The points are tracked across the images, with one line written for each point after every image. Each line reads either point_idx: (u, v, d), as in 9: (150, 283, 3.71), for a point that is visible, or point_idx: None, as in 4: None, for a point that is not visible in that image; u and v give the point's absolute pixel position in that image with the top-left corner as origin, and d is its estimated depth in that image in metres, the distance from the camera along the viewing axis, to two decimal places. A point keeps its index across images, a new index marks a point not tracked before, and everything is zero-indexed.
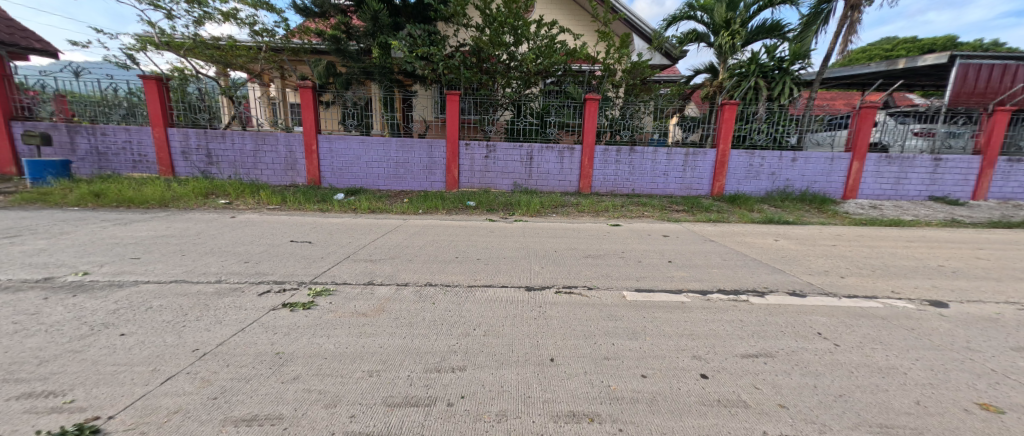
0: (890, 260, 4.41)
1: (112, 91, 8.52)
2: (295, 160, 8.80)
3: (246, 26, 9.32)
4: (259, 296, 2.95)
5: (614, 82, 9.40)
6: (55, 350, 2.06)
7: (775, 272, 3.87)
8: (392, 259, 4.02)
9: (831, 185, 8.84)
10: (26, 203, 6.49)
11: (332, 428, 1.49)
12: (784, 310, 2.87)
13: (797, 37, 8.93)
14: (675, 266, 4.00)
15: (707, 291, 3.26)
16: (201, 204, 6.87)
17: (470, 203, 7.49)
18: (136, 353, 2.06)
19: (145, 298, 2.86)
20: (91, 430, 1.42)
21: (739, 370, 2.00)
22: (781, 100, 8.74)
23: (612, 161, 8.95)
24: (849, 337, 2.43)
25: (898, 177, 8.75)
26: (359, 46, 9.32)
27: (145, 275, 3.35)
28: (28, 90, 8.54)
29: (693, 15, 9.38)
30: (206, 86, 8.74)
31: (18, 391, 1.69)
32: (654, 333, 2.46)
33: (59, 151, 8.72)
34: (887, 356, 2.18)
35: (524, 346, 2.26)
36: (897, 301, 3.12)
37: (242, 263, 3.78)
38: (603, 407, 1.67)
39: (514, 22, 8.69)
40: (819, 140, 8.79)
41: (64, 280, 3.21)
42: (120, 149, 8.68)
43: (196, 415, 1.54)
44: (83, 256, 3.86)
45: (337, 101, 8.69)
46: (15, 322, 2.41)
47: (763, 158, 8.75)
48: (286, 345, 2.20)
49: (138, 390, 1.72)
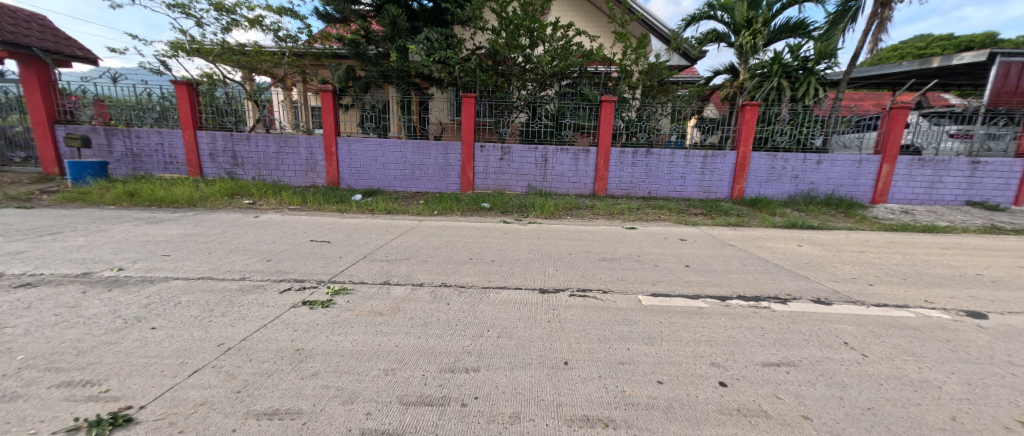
0: (922, 267, 4.22)
1: (147, 96, 8.93)
2: (315, 162, 9.05)
3: (271, 32, 9.66)
4: (280, 293, 3.05)
5: (631, 83, 9.30)
6: (93, 341, 2.18)
7: (798, 278, 3.76)
8: (408, 259, 4.08)
9: (858, 189, 8.50)
10: (67, 201, 6.87)
11: (349, 425, 1.52)
12: (807, 318, 2.78)
13: (822, 36, 8.65)
14: (691, 271, 3.91)
15: (726, 297, 3.19)
16: (227, 204, 7.12)
17: (485, 205, 7.57)
18: (166, 346, 2.15)
19: (174, 293, 2.99)
20: (124, 419, 1.50)
21: (760, 379, 1.95)
22: (805, 101, 8.49)
23: (628, 163, 8.85)
24: (879, 348, 2.32)
25: (931, 180, 8.35)
26: (377, 50, 9.50)
27: (175, 272, 3.50)
28: (69, 95, 9.01)
29: (713, 14, 9.17)
30: (233, 91, 9.04)
31: (58, 380, 1.79)
32: (671, 338, 2.43)
33: (97, 152, 9.19)
34: (919, 368, 2.09)
35: (538, 348, 2.26)
36: (930, 311, 2.97)
37: (264, 261, 3.91)
38: (617, 412, 1.65)
39: (529, 24, 8.68)
40: (846, 142, 8.48)
41: (101, 275, 3.38)
42: (152, 150, 9.09)
43: (220, 407, 1.60)
44: (118, 252, 4.06)
45: (356, 104, 8.93)
46: (56, 313, 2.56)
47: (785, 161, 8.50)
48: (305, 342, 2.26)
49: (167, 381, 1.80)
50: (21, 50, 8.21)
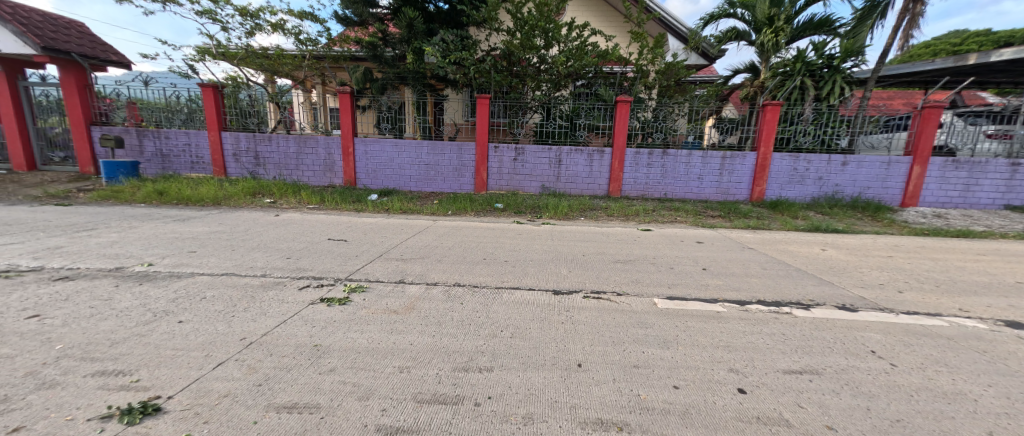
0: (957, 274, 4.02)
1: (175, 98, 9.28)
2: (333, 162, 9.24)
3: (292, 35, 9.93)
4: (299, 290, 3.13)
5: (647, 83, 9.18)
6: (125, 333, 2.28)
7: (822, 283, 3.63)
8: (423, 258, 4.13)
9: (886, 191, 8.17)
10: (101, 199, 7.21)
11: (365, 421, 1.54)
12: (831, 325, 2.69)
13: (849, 32, 8.35)
14: (709, 274, 3.83)
15: (745, 302, 3.11)
16: (249, 202, 7.33)
17: (498, 205, 7.58)
18: (192, 339, 2.23)
19: (199, 288, 3.10)
20: (153, 408, 1.56)
21: (782, 387, 1.89)
22: (830, 100, 8.22)
23: (643, 164, 8.73)
24: (909, 357, 2.23)
25: (966, 183, 7.96)
26: (394, 52, 9.64)
27: (200, 267, 3.63)
28: (104, 98, 9.45)
29: (732, 12, 8.97)
30: (256, 93, 9.30)
31: (93, 370, 1.87)
32: (687, 342, 2.38)
33: (129, 153, 9.60)
34: (953, 380, 1.99)
35: (551, 350, 2.24)
36: (965, 320, 2.83)
37: (284, 258, 4.01)
38: (632, 416, 1.63)
39: (544, 24, 8.66)
40: (874, 143, 8.17)
41: (132, 270, 3.53)
42: (180, 151, 9.45)
43: (242, 400, 1.65)
44: (148, 248, 4.24)
45: (372, 105, 9.08)
46: (92, 306, 2.69)
47: (808, 162, 8.24)
48: (323, 338, 2.31)
49: (193, 373, 1.87)
50: (61, 55, 8.66)
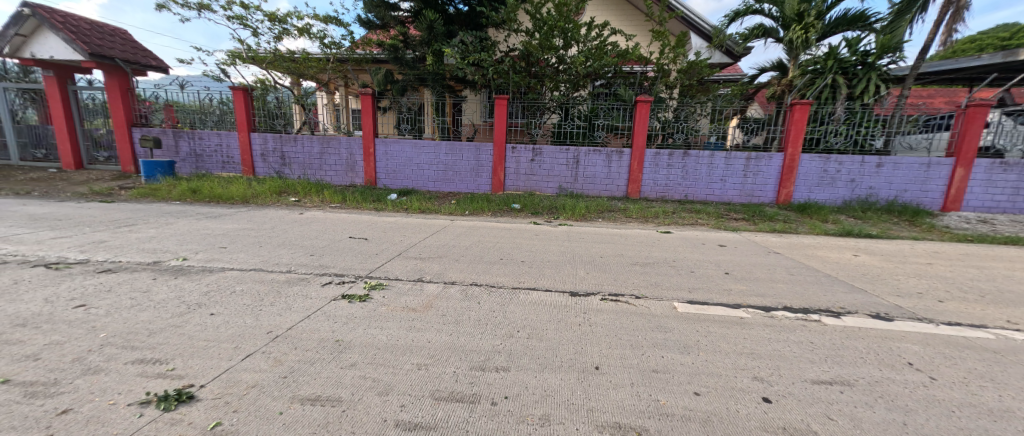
0: (1004, 283, 3.76)
1: (208, 101, 9.70)
2: (354, 162, 9.46)
3: (317, 39, 10.23)
4: (322, 286, 3.22)
5: (668, 82, 9.02)
6: (161, 323, 2.41)
7: (853, 290, 3.47)
8: (440, 258, 4.17)
9: (925, 195, 7.74)
10: (141, 196, 7.62)
11: (384, 416, 1.58)
12: (864, 334, 2.56)
13: (885, 27, 7.96)
14: (731, 279, 3.72)
15: (770, 308, 3.01)
16: (276, 201, 7.60)
17: (515, 206, 7.59)
18: (223, 331, 2.34)
19: (229, 282, 3.24)
20: (186, 396, 1.64)
21: (810, 398, 1.82)
22: (864, 99, 7.86)
23: (663, 165, 8.56)
24: (950, 371, 2.10)
25: (1016, 186, 7.45)
26: (414, 54, 9.78)
27: (230, 263, 3.79)
28: (144, 101, 9.98)
29: (759, 9, 8.69)
30: (283, 95, 9.60)
31: (133, 357, 1.98)
32: (709, 348, 2.32)
33: (166, 153, 10.11)
34: (999, 396, 1.87)
35: (568, 351, 2.23)
36: (1014, 333, 2.65)
37: (308, 255, 4.13)
38: (651, 421, 1.61)
39: (563, 24, 8.61)
40: (912, 144, 7.76)
41: (168, 263, 3.72)
42: (212, 151, 9.89)
43: (269, 391, 1.71)
44: (183, 244, 4.46)
45: (393, 106, 9.26)
46: (132, 297, 2.85)
47: (840, 163, 7.89)
48: (344, 333, 2.37)
49: (224, 363, 1.95)
50: (106, 61, 9.21)
